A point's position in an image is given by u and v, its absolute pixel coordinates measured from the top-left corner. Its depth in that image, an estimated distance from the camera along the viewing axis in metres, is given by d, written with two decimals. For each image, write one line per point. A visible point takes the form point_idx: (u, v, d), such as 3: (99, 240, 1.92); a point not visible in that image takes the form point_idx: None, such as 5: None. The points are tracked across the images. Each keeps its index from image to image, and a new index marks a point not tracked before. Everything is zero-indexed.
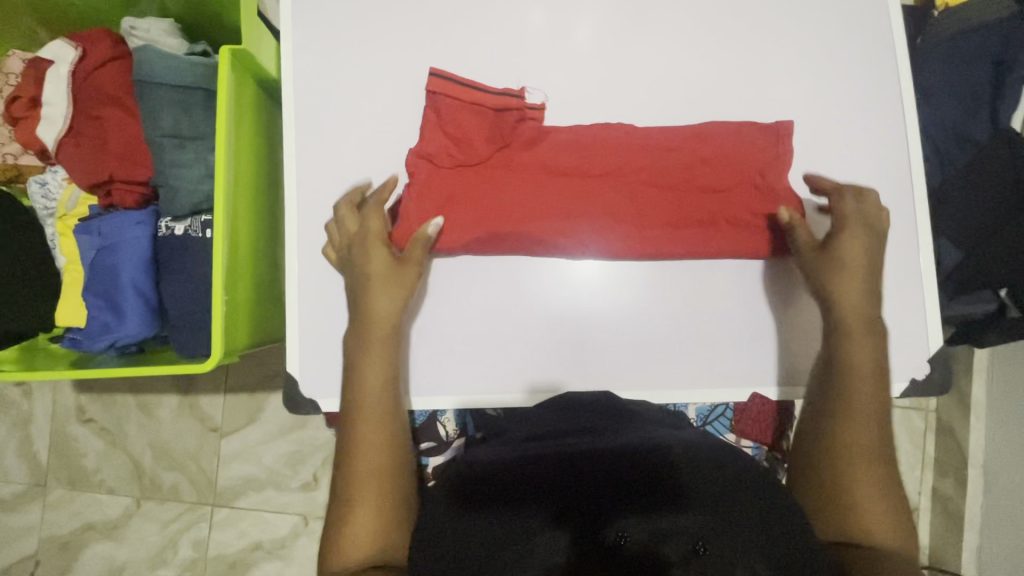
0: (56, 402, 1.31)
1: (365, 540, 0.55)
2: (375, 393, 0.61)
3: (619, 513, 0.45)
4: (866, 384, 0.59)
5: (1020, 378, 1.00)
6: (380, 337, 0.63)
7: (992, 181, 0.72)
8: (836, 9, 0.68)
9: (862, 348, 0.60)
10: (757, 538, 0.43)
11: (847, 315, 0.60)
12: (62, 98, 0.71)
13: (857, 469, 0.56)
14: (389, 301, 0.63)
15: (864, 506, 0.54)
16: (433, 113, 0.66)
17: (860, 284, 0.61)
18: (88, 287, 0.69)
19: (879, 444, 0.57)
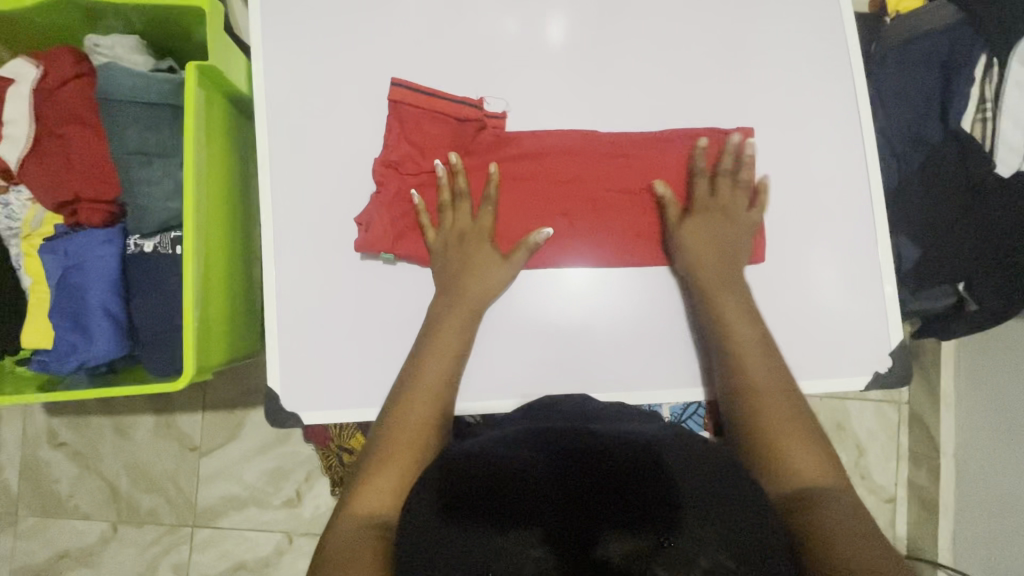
0: (26, 427, 1.27)
1: (379, 500, 0.56)
2: (439, 359, 0.64)
3: (604, 524, 0.43)
4: (749, 339, 0.63)
5: (985, 368, 1.03)
6: (462, 314, 0.65)
7: (945, 181, 0.75)
8: (792, 18, 0.71)
9: (730, 301, 0.64)
10: (725, 533, 0.43)
11: (703, 279, 0.65)
12: (23, 117, 0.70)
13: (773, 422, 0.59)
14: (477, 283, 0.65)
15: (789, 454, 0.57)
16: (396, 122, 0.68)
17: (716, 251, 0.65)
18: (54, 308, 0.68)
19: (783, 388, 0.61)
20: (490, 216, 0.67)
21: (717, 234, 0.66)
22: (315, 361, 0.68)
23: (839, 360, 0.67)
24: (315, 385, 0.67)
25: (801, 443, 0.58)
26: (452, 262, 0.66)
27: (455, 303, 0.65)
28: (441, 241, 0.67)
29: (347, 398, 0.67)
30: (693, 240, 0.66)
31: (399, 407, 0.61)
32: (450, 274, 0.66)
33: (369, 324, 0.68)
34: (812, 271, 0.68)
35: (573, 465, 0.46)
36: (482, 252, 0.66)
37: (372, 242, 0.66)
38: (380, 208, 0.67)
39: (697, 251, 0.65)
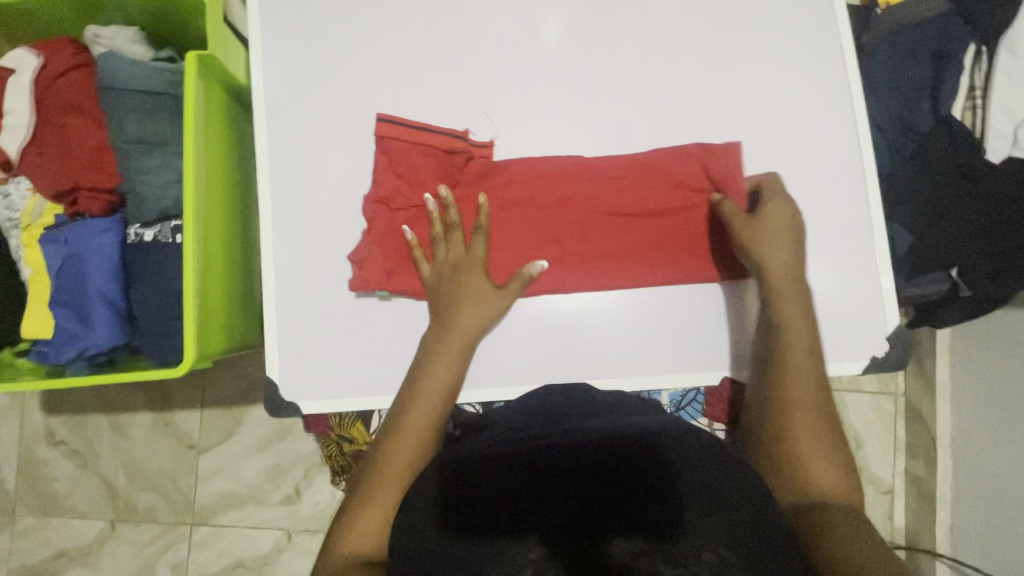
0: (23, 426, 1.27)
1: (373, 536, 0.54)
2: (433, 391, 0.61)
3: (602, 522, 0.42)
4: (801, 334, 0.62)
5: (980, 357, 1.04)
6: (456, 346, 0.64)
7: (937, 169, 0.76)
8: (784, 7, 0.72)
9: (790, 307, 0.62)
10: (723, 523, 0.42)
11: (773, 270, 0.63)
12: (25, 107, 0.70)
13: (805, 437, 0.58)
14: (471, 318, 0.64)
15: (812, 466, 0.57)
16: (383, 156, 0.68)
17: (787, 241, 0.64)
18: (54, 297, 0.68)
19: (819, 396, 0.60)
20: (482, 247, 0.67)
21: (788, 224, 0.65)
22: (314, 350, 0.68)
23: (835, 345, 0.67)
24: (316, 373, 0.67)
25: (822, 458, 0.58)
26: (444, 296, 0.65)
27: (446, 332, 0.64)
28: (434, 276, 0.67)
29: (347, 386, 0.67)
30: (769, 230, 0.64)
31: (389, 442, 0.59)
32: (443, 305, 0.65)
33: (369, 312, 0.68)
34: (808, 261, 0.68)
35: (566, 459, 0.45)
36: (474, 286, 0.65)
37: (369, 281, 0.66)
38: (372, 243, 0.67)
39: (773, 249, 0.63)
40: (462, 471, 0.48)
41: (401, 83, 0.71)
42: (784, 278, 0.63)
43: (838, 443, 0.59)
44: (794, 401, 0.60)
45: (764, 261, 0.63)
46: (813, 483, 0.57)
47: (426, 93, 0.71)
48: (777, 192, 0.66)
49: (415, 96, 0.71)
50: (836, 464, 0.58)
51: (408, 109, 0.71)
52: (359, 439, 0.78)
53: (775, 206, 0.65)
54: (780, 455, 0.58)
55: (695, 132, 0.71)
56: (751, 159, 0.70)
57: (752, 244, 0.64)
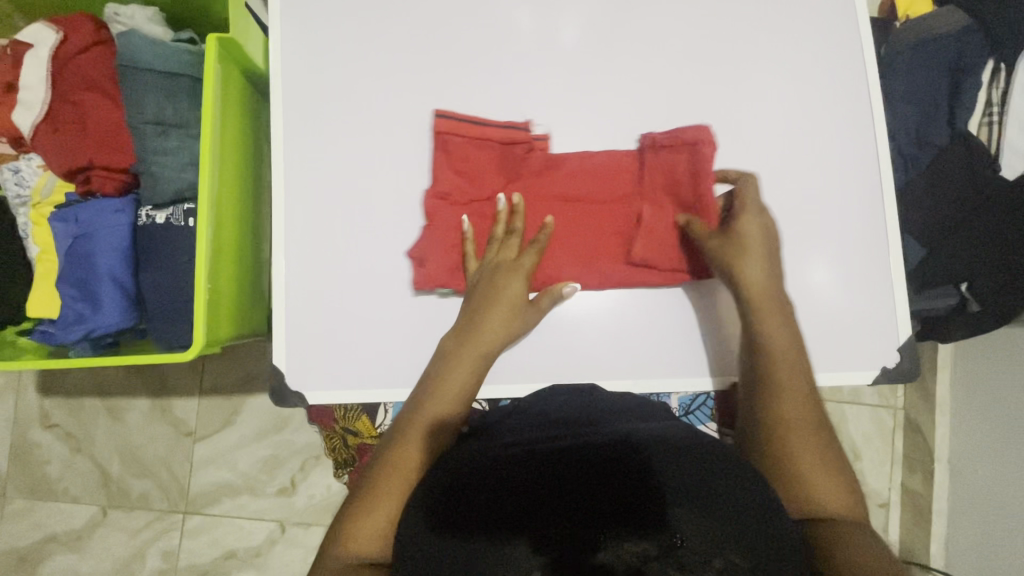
0: (18, 406, 1.26)
1: (377, 536, 0.53)
2: (449, 392, 0.61)
3: (604, 530, 0.40)
4: (783, 356, 0.61)
5: (980, 373, 1.05)
6: (474, 353, 0.63)
7: (951, 183, 0.77)
8: (807, 15, 0.72)
9: (778, 326, 0.62)
10: (732, 529, 0.40)
11: (755, 293, 0.62)
12: (40, 82, 0.69)
13: (807, 453, 0.57)
14: (497, 324, 0.63)
15: (812, 482, 0.56)
16: (441, 151, 0.68)
17: (761, 260, 0.63)
18: (63, 275, 0.68)
19: (815, 413, 0.59)
20: (533, 257, 0.66)
21: (761, 238, 0.64)
22: (321, 339, 0.67)
23: (845, 355, 0.67)
24: (325, 364, 0.67)
25: (823, 470, 0.56)
26: (478, 296, 0.64)
27: (472, 335, 0.63)
28: (478, 274, 0.66)
29: (354, 378, 0.67)
30: (746, 247, 0.63)
31: (397, 445, 0.58)
32: (478, 303, 0.64)
33: (380, 302, 0.68)
34: (821, 270, 0.68)
35: (564, 467, 0.44)
36: (514, 291, 0.64)
37: (431, 278, 0.66)
38: (434, 239, 0.67)
39: (750, 268, 0.63)
40: (453, 476, 0.47)
41: (422, 74, 0.71)
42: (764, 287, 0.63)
43: (833, 446, 0.58)
44: (792, 422, 0.58)
45: (747, 284, 0.62)
46: (810, 502, 0.55)
47: (446, 85, 0.71)
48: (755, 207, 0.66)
49: (435, 88, 0.71)
50: (837, 478, 0.56)
51: (428, 101, 0.70)
52: (365, 432, 0.78)
53: (743, 222, 0.65)
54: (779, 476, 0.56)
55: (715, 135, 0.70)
56: (768, 165, 0.70)
57: (732, 268, 0.63)
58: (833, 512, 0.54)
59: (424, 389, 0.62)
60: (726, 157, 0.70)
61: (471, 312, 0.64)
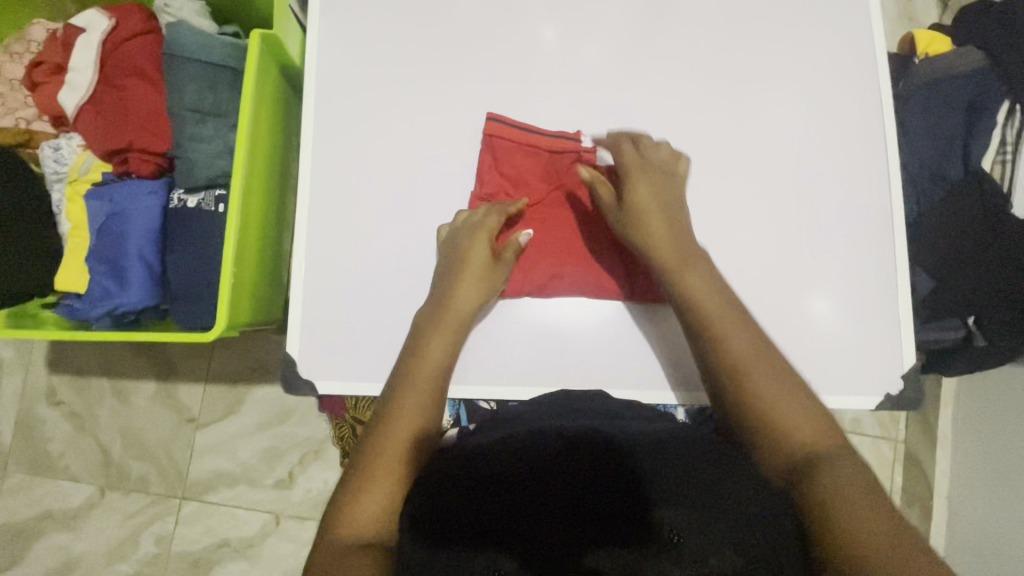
0: (26, 381, 1.27)
1: (373, 518, 0.54)
2: (427, 366, 0.63)
3: (602, 542, 0.44)
4: (712, 299, 0.60)
5: (982, 410, 1.06)
6: (451, 323, 0.65)
7: (962, 218, 0.78)
8: (828, 46, 0.74)
9: (691, 270, 0.62)
10: (724, 527, 0.45)
11: (659, 246, 0.64)
12: (87, 65, 0.72)
13: (774, 398, 0.53)
14: (471, 293, 0.65)
15: (768, 400, 0.53)
16: (489, 155, 0.70)
17: (660, 219, 0.65)
18: (93, 252, 0.70)
19: (764, 346, 0.57)
20: (496, 219, 0.67)
21: (657, 197, 0.66)
22: (336, 329, 0.68)
23: (850, 381, 0.68)
24: (340, 356, 0.68)
25: (780, 389, 0.53)
26: (449, 263, 0.66)
27: (445, 308, 0.65)
28: (448, 240, 0.67)
29: (366, 370, 0.68)
30: (641, 213, 0.65)
31: (382, 429, 0.59)
32: (451, 276, 0.66)
33: (397, 298, 0.69)
34: (828, 292, 0.69)
35: (560, 478, 0.48)
36: (480, 253, 0.66)
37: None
38: None
39: (652, 225, 0.65)
40: (446, 487, 0.49)
41: (452, 79, 0.73)
42: (661, 241, 0.64)
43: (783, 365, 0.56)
44: (738, 357, 0.56)
45: (651, 242, 0.64)
46: (781, 425, 0.52)
47: (472, 91, 0.73)
48: (643, 172, 0.67)
49: (464, 93, 0.73)
50: (796, 390, 0.54)
51: (455, 105, 0.73)
52: None
53: (636, 195, 0.66)
54: (737, 405, 0.54)
55: (733, 155, 0.72)
56: (783, 188, 0.71)
57: (632, 227, 0.66)
58: (814, 449, 0.50)
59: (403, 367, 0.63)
60: (743, 178, 0.71)
61: (449, 284, 0.66)
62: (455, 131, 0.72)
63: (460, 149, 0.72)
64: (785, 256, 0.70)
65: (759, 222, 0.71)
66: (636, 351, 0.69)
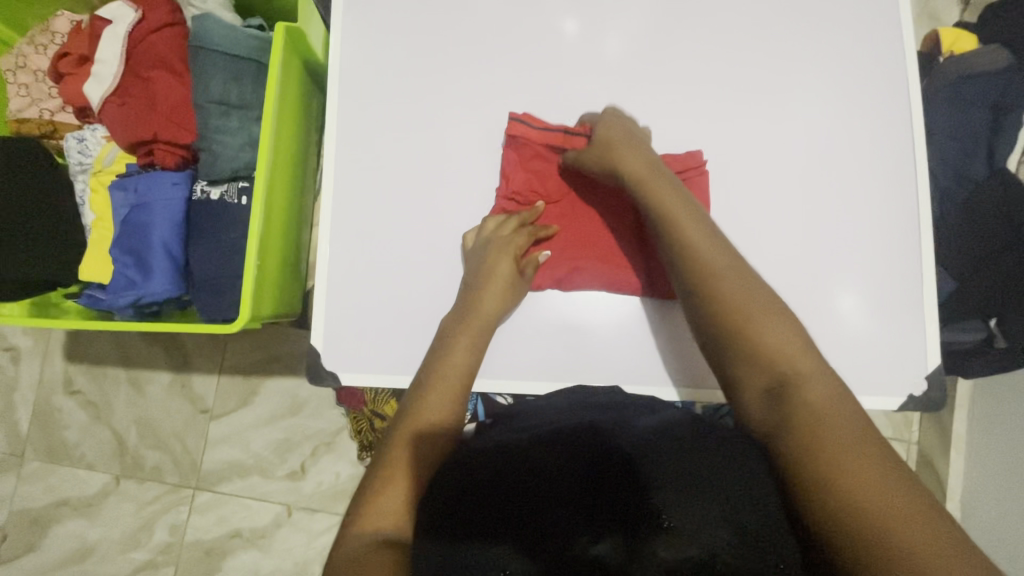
0: (44, 370, 1.29)
1: (392, 518, 0.53)
2: (450, 370, 0.63)
3: (595, 530, 0.44)
4: (694, 228, 0.60)
5: (998, 413, 1.05)
6: (475, 327, 0.65)
7: (985, 218, 0.77)
8: (855, 43, 0.73)
9: (669, 196, 0.62)
10: (717, 509, 0.44)
11: (632, 176, 0.64)
12: (112, 58, 0.73)
13: (759, 326, 0.54)
14: (494, 300, 0.65)
15: (764, 335, 0.54)
16: (514, 152, 0.70)
17: (636, 151, 0.65)
18: (117, 242, 0.70)
19: (751, 279, 0.57)
20: (524, 237, 0.68)
21: (626, 134, 0.66)
22: (359, 322, 0.69)
23: (871, 381, 0.68)
24: (363, 349, 0.68)
25: (777, 330, 0.54)
26: (474, 267, 0.66)
27: (469, 311, 0.65)
28: (473, 246, 0.68)
29: (388, 363, 0.68)
30: (613, 146, 0.65)
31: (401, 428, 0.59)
32: (476, 280, 0.66)
33: (419, 292, 0.69)
34: (850, 291, 0.69)
35: (552, 470, 0.47)
36: (506, 267, 0.65)
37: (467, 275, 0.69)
38: None
39: (625, 156, 0.64)
40: (442, 486, 0.49)
41: (474, 74, 0.73)
42: (650, 185, 0.63)
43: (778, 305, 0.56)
44: (735, 296, 0.56)
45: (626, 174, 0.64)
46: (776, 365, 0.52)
47: (494, 85, 0.73)
48: (628, 134, 0.66)
49: (486, 88, 0.73)
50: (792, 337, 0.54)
51: (478, 100, 0.73)
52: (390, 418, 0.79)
53: (620, 150, 0.65)
54: (738, 346, 0.54)
55: (757, 153, 0.71)
56: (806, 186, 0.71)
57: (607, 161, 0.65)
58: (798, 374, 0.52)
59: (426, 370, 0.63)
60: (765, 176, 0.71)
61: (474, 290, 0.66)
62: (477, 126, 0.72)
63: (482, 144, 0.72)
64: (807, 254, 0.69)
65: (782, 220, 0.70)
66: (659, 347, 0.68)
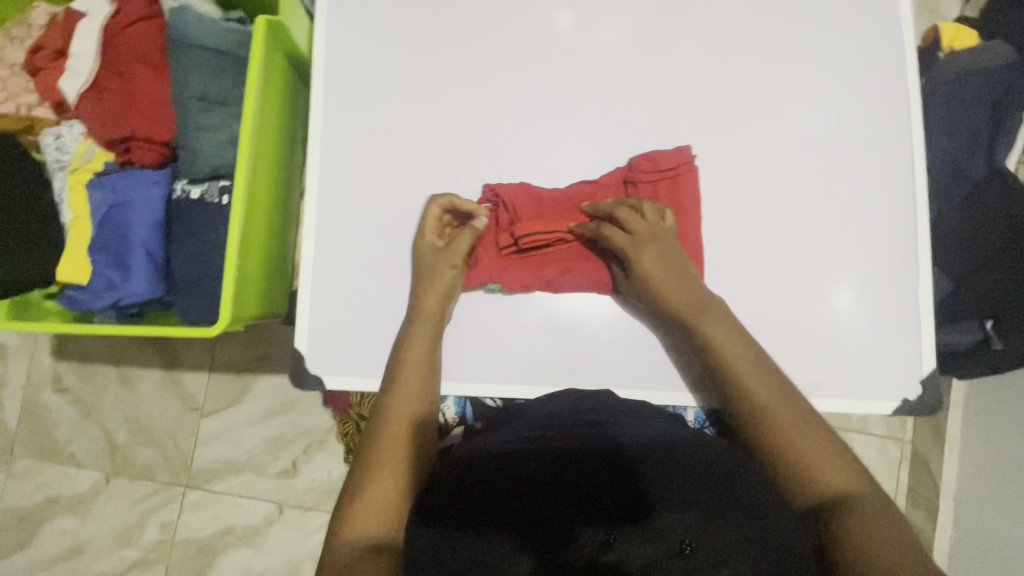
0: (32, 368, 1.27)
1: (376, 520, 0.53)
2: (412, 360, 0.62)
3: (605, 530, 0.42)
4: (728, 350, 0.59)
5: (992, 413, 1.04)
6: (430, 317, 0.64)
7: (984, 218, 0.76)
8: (852, 39, 0.71)
9: (713, 327, 0.60)
10: (740, 537, 0.42)
11: (660, 286, 0.62)
12: (89, 52, 0.71)
13: (803, 451, 0.53)
14: (433, 289, 0.64)
15: (814, 466, 0.53)
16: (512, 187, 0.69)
17: (662, 253, 0.63)
18: (95, 243, 0.69)
19: (790, 400, 0.57)
20: (434, 215, 0.67)
21: (655, 234, 0.64)
22: (343, 324, 0.67)
23: (864, 384, 0.67)
24: (348, 352, 0.67)
25: (827, 454, 0.53)
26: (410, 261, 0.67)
27: (417, 303, 0.64)
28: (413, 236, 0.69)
29: (373, 366, 0.67)
30: (639, 248, 0.63)
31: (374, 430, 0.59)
32: (416, 272, 0.66)
33: (406, 294, 0.68)
34: (845, 293, 0.68)
35: (573, 474, 0.46)
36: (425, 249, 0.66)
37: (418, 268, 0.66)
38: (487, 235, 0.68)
39: (647, 256, 0.63)
40: (455, 472, 0.50)
41: (463, 69, 0.71)
42: (693, 315, 0.61)
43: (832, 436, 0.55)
44: (765, 409, 0.56)
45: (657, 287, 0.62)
46: (828, 486, 0.52)
47: (483, 81, 0.71)
48: (650, 230, 0.64)
49: (474, 84, 0.71)
50: (840, 457, 0.53)
51: (466, 97, 0.71)
52: None
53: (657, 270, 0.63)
54: (779, 467, 0.54)
55: (751, 151, 0.70)
56: (801, 185, 0.69)
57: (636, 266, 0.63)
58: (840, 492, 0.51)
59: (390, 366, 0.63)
60: (760, 175, 0.69)
61: (432, 277, 0.65)
62: (465, 123, 0.70)
63: (470, 142, 0.70)
64: (800, 255, 0.68)
65: (776, 221, 0.69)
66: (651, 349, 0.67)
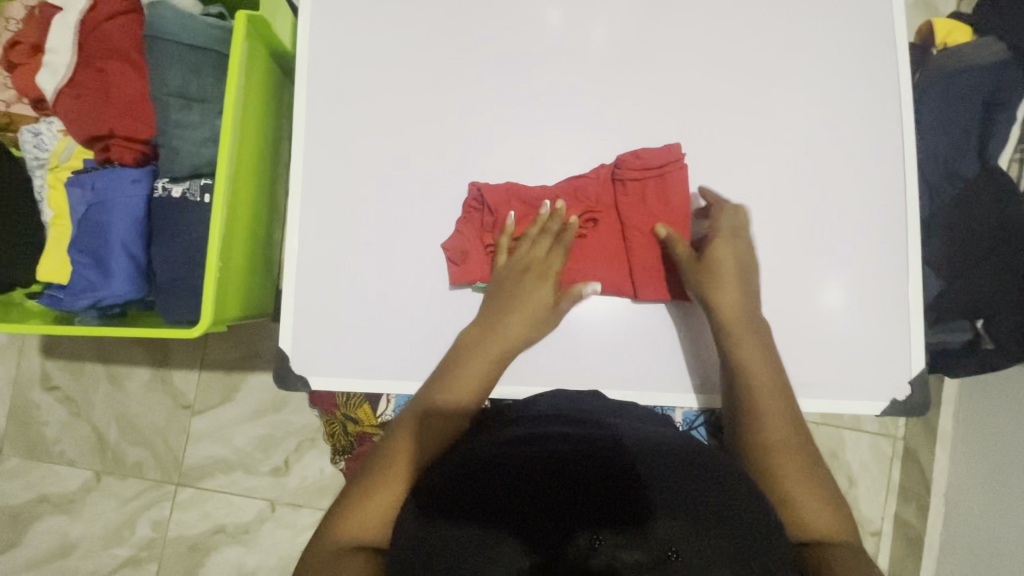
0: (20, 366, 1.26)
1: (372, 526, 0.54)
2: (455, 383, 0.61)
3: (597, 528, 0.41)
4: (764, 383, 0.61)
5: (982, 411, 1.04)
6: (499, 355, 0.63)
7: (976, 217, 0.76)
8: (843, 35, 0.70)
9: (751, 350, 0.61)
10: (725, 547, 0.41)
11: (733, 319, 0.62)
12: (67, 47, 0.70)
13: (789, 481, 0.57)
14: (519, 326, 0.64)
15: (798, 501, 0.56)
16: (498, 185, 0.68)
17: (740, 289, 0.63)
18: (76, 242, 0.68)
19: (795, 435, 0.59)
20: (560, 257, 0.66)
21: (737, 263, 0.64)
22: (327, 324, 0.67)
23: (853, 384, 0.66)
24: (333, 352, 0.66)
25: (811, 493, 0.57)
26: (499, 301, 0.65)
27: (492, 332, 0.63)
28: (502, 270, 0.66)
29: (359, 367, 0.66)
30: (722, 274, 0.63)
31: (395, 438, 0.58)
32: (504, 309, 0.64)
33: (392, 293, 0.67)
34: (835, 293, 0.67)
35: (574, 468, 0.45)
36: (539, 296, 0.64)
37: (467, 280, 0.66)
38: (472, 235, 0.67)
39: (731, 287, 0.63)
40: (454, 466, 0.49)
41: (449, 65, 0.70)
42: (741, 336, 0.62)
43: (821, 473, 0.59)
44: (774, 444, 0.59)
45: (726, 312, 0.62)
46: (810, 527, 0.55)
47: (470, 78, 0.70)
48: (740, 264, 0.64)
49: (461, 80, 0.70)
50: (823, 494, 0.57)
51: (452, 93, 0.70)
52: (364, 420, 0.78)
53: (721, 287, 0.62)
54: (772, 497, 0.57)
55: (740, 149, 0.69)
56: (791, 184, 0.69)
57: (711, 294, 0.63)
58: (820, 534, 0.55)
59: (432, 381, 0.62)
60: (749, 173, 0.69)
61: (523, 314, 0.64)
62: (451, 121, 0.69)
63: (456, 139, 0.69)
64: (790, 254, 0.67)
65: (767, 220, 0.68)
66: (640, 348, 0.67)
